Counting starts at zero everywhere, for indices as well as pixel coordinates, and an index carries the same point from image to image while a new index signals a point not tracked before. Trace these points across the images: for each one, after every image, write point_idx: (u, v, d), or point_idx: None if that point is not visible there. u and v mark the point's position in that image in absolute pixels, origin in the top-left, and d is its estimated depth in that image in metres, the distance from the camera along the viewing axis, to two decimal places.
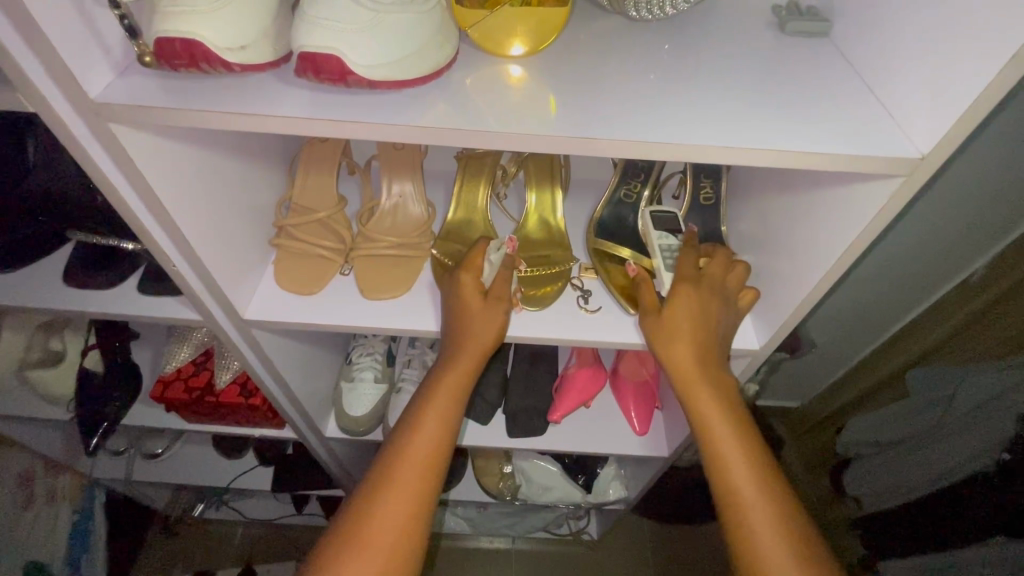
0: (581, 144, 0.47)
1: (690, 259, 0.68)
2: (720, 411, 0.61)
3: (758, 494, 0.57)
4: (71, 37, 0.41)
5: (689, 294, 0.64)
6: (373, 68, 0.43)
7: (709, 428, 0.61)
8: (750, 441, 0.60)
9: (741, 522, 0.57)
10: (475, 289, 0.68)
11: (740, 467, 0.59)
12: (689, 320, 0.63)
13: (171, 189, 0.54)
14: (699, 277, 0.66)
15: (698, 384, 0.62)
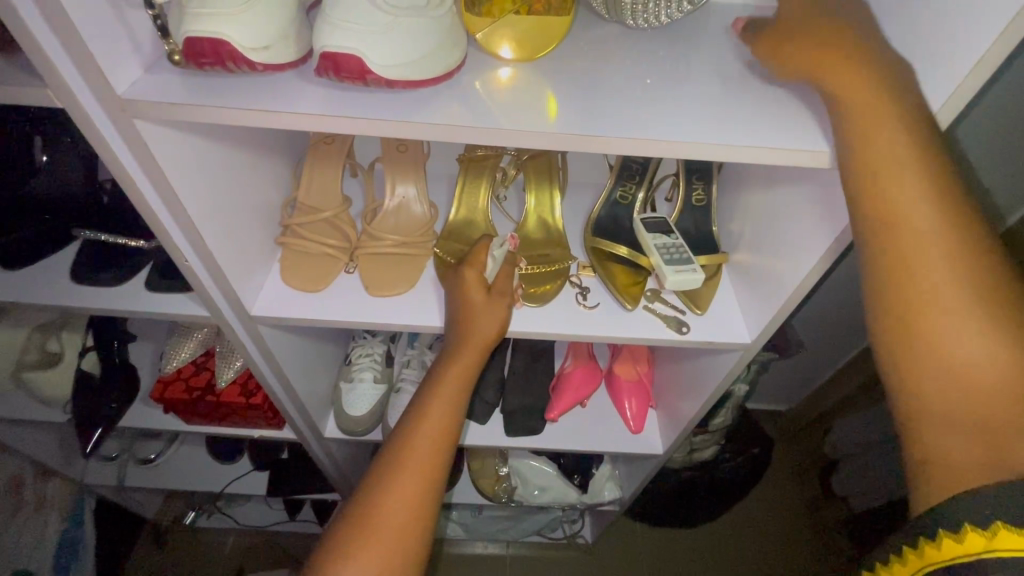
0: (584, 142, 0.50)
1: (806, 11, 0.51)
2: (936, 248, 0.46)
3: (959, 295, 0.45)
4: (103, 37, 0.43)
5: (861, 80, 0.47)
6: (390, 67, 0.45)
7: (900, 217, 0.47)
8: (959, 224, 0.46)
9: (929, 330, 0.46)
10: (480, 283, 0.70)
11: (938, 259, 0.46)
12: (889, 130, 0.46)
13: (187, 184, 0.55)
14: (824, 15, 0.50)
15: (892, 164, 0.46)
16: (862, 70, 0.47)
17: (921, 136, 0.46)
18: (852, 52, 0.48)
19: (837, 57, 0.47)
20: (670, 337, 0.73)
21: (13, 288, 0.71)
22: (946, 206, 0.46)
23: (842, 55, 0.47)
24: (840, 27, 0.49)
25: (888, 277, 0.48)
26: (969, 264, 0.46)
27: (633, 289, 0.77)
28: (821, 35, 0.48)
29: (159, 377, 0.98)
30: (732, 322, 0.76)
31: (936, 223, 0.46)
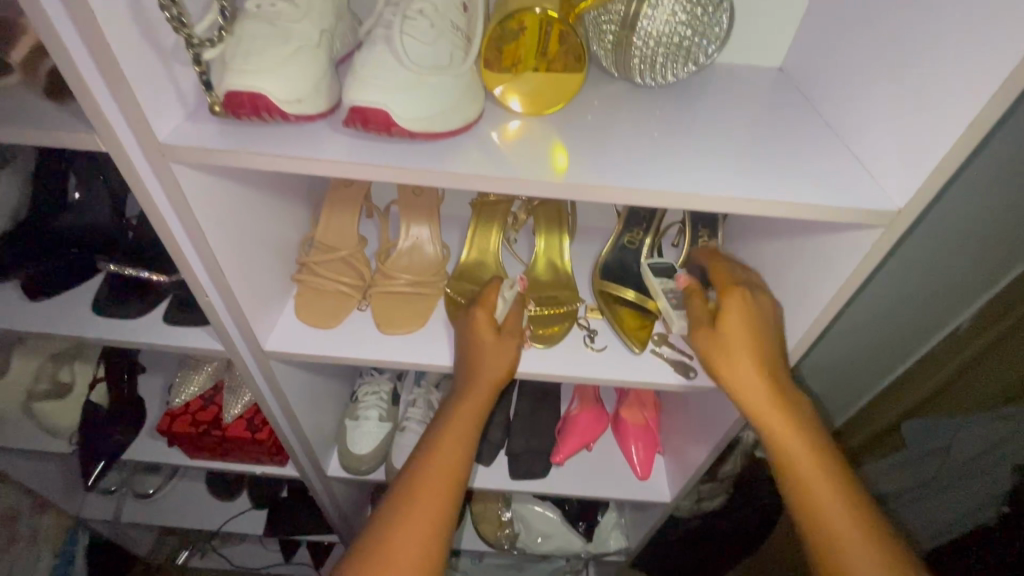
0: (594, 192, 0.52)
1: (739, 304, 0.66)
2: (832, 498, 0.59)
3: (853, 532, 0.58)
4: (148, 87, 0.47)
5: (743, 351, 0.64)
6: (413, 120, 0.48)
7: (797, 468, 0.61)
8: (837, 470, 0.61)
9: (839, 566, 0.57)
10: (489, 324, 0.72)
11: (833, 505, 0.59)
12: (782, 426, 0.62)
13: (213, 223, 0.58)
14: (749, 317, 0.66)
15: (783, 429, 0.62)
16: (741, 358, 0.64)
17: (795, 410, 0.63)
18: (753, 361, 0.64)
19: (742, 365, 0.64)
20: (677, 381, 0.74)
21: (36, 319, 0.73)
22: (829, 458, 0.62)
23: (744, 365, 0.64)
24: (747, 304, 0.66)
25: (804, 518, 0.60)
26: (861, 520, 0.58)
27: (641, 332, 0.78)
28: (727, 304, 0.67)
29: (166, 409, 0.99)
30: None
31: (827, 480, 0.60)
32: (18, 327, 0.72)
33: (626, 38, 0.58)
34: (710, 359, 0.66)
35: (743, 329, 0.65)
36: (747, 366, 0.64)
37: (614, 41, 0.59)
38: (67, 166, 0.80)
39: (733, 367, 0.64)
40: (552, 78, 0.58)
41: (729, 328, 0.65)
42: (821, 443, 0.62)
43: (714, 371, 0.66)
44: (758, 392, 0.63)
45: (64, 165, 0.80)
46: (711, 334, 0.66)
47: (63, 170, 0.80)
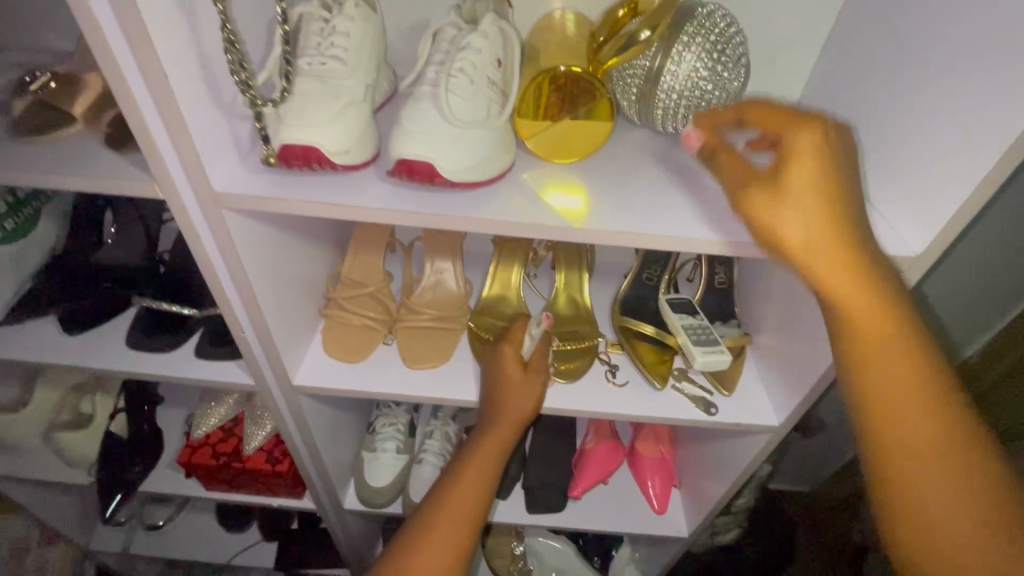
0: (623, 238, 0.55)
1: (813, 147, 0.46)
2: (917, 416, 0.48)
3: (935, 450, 0.48)
4: (206, 140, 0.50)
5: (810, 199, 0.46)
6: (455, 172, 0.51)
7: (875, 373, 0.49)
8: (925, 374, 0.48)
9: (907, 489, 0.49)
10: (515, 361, 0.73)
11: (915, 419, 0.49)
12: (869, 330, 0.48)
13: (255, 264, 0.60)
14: (822, 169, 0.46)
15: (864, 329, 0.48)
16: (802, 215, 0.46)
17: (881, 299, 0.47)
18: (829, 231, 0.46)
19: (819, 246, 0.46)
20: (699, 417, 0.76)
21: (70, 353, 0.75)
22: (919, 365, 0.48)
23: (822, 244, 0.46)
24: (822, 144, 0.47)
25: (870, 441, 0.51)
26: (955, 451, 0.48)
27: (661, 367, 0.80)
28: (795, 143, 0.47)
29: (187, 440, 1.00)
30: (758, 403, 0.78)
31: (911, 390, 0.48)
32: (52, 362, 0.74)
33: (648, 93, 0.60)
34: (751, 219, 0.48)
35: (814, 191, 0.46)
36: (827, 239, 0.46)
37: (636, 96, 0.62)
38: (105, 205, 0.86)
39: (796, 225, 0.46)
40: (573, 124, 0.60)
41: (799, 179, 0.46)
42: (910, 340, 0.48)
43: (774, 235, 0.47)
44: (842, 283, 0.47)
45: (103, 204, 0.86)
46: (771, 192, 0.47)
47: (101, 208, 0.86)
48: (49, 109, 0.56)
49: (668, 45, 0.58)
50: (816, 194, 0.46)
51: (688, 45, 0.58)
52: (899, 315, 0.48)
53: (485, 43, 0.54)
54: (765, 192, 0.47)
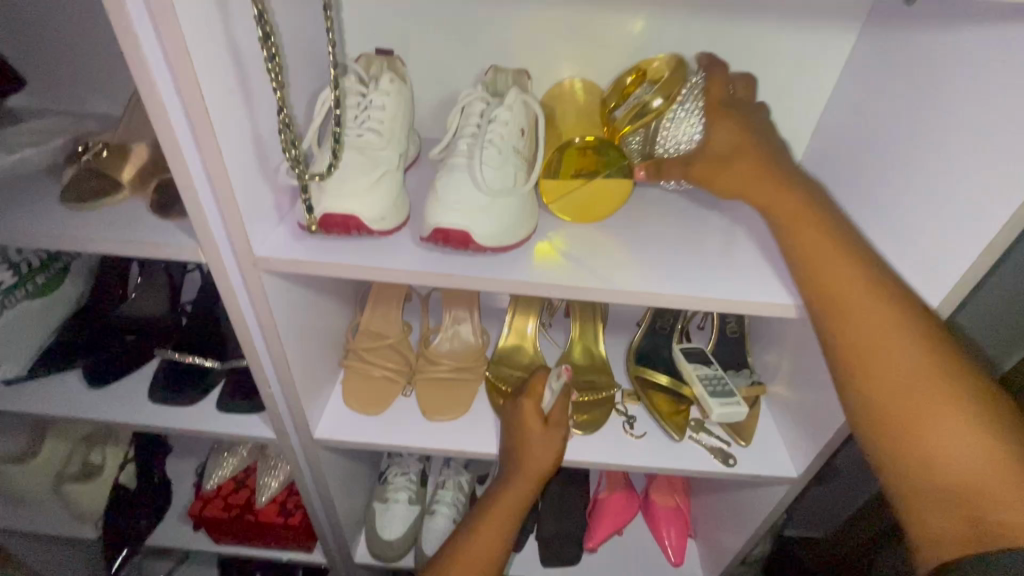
0: (647, 297, 0.57)
1: (733, 107, 0.59)
2: (872, 309, 0.51)
3: (893, 338, 0.50)
4: (252, 208, 0.53)
5: (734, 143, 0.57)
6: (488, 237, 0.53)
7: (826, 278, 0.52)
8: (872, 272, 0.52)
9: (877, 380, 0.50)
10: (535, 415, 0.74)
11: (872, 314, 0.50)
12: (808, 242, 0.53)
13: (286, 321, 0.62)
14: (740, 125, 0.57)
15: (805, 236, 0.53)
16: (729, 159, 0.56)
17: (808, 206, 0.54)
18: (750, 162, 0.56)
19: (746, 170, 0.55)
20: (717, 469, 0.76)
21: (92, 407, 0.76)
22: (864, 268, 0.52)
23: (748, 168, 0.55)
24: (731, 108, 0.59)
25: (839, 345, 0.52)
26: (914, 338, 0.49)
27: (679, 418, 0.80)
28: (709, 100, 0.60)
29: (198, 492, 0.99)
30: (777, 456, 0.78)
31: (861, 286, 0.51)
32: (74, 416, 0.75)
33: (649, 144, 0.64)
34: (701, 176, 0.57)
35: (736, 137, 0.57)
36: (750, 164, 0.55)
37: (641, 148, 0.65)
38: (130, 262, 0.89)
39: (729, 171, 0.56)
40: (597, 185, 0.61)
41: (722, 129, 0.57)
42: (849, 244, 0.53)
43: (709, 167, 0.57)
44: (771, 200, 0.54)
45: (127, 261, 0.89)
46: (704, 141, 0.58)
47: (127, 265, 0.89)
48: (96, 176, 0.59)
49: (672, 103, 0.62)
50: (741, 140, 0.57)
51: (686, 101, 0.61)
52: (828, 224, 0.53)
53: (514, 116, 0.58)
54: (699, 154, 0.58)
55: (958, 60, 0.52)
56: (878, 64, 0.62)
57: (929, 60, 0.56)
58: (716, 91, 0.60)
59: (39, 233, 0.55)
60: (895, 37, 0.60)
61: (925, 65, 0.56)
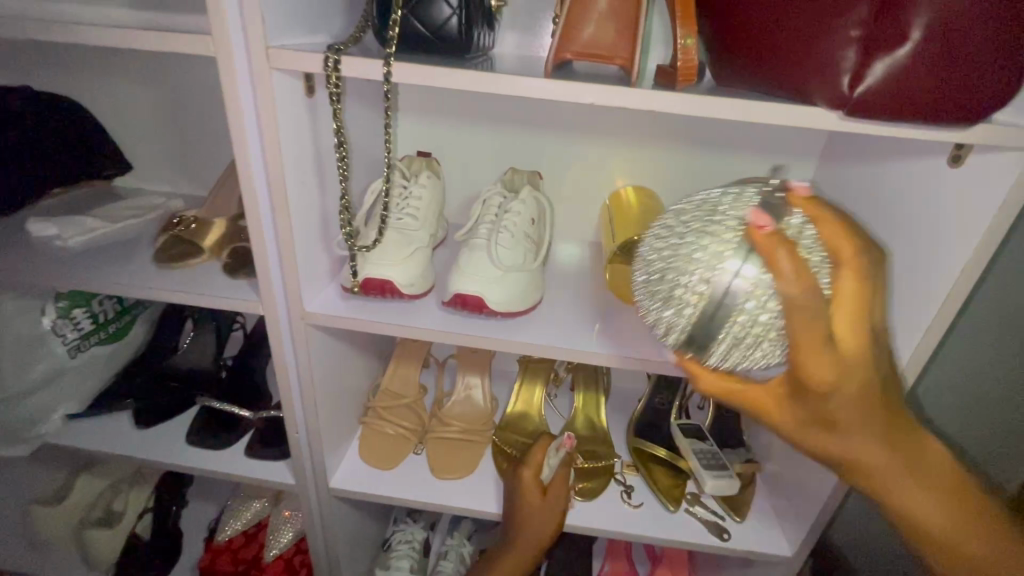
0: (636, 363, 0.65)
1: (859, 334, 0.33)
2: (972, 542, 0.41)
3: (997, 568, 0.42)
4: (311, 272, 0.65)
5: (827, 408, 0.35)
6: (501, 303, 0.64)
7: (918, 519, 0.41)
8: (961, 493, 0.41)
9: None
10: (534, 489, 0.77)
11: (973, 546, 0.41)
12: (924, 516, 0.40)
13: (320, 370, 0.71)
14: (846, 378, 0.33)
15: (897, 488, 0.39)
16: (812, 424, 0.36)
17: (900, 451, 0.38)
18: (874, 434, 0.37)
19: (878, 454, 0.37)
20: (712, 543, 0.79)
21: (136, 446, 0.84)
22: (955, 495, 0.41)
23: (879, 450, 0.37)
24: (839, 349, 0.33)
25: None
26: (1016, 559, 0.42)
27: (675, 490, 0.84)
28: (802, 353, 0.32)
29: (208, 545, 1.01)
30: (772, 533, 0.80)
31: (950, 519, 0.41)
32: (120, 452, 0.83)
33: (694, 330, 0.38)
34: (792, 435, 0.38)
35: (864, 405, 0.35)
36: (875, 445, 0.37)
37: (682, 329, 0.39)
38: (184, 312, 0.98)
39: (838, 443, 0.37)
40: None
41: (849, 403, 0.35)
42: (940, 471, 0.40)
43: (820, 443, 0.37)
44: (895, 471, 0.38)
45: (182, 310, 0.98)
46: (803, 398, 0.36)
47: (181, 314, 0.98)
48: (183, 243, 0.72)
49: (720, 266, 0.36)
50: (856, 400, 0.34)
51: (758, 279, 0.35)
52: (919, 461, 0.39)
53: (526, 208, 0.70)
54: (781, 407, 0.37)
55: (889, 175, 0.63)
56: (837, 176, 0.74)
57: (872, 173, 0.67)
58: (809, 341, 0.32)
59: (135, 288, 0.67)
60: (847, 153, 0.72)
61: (868, 178, 0.67)
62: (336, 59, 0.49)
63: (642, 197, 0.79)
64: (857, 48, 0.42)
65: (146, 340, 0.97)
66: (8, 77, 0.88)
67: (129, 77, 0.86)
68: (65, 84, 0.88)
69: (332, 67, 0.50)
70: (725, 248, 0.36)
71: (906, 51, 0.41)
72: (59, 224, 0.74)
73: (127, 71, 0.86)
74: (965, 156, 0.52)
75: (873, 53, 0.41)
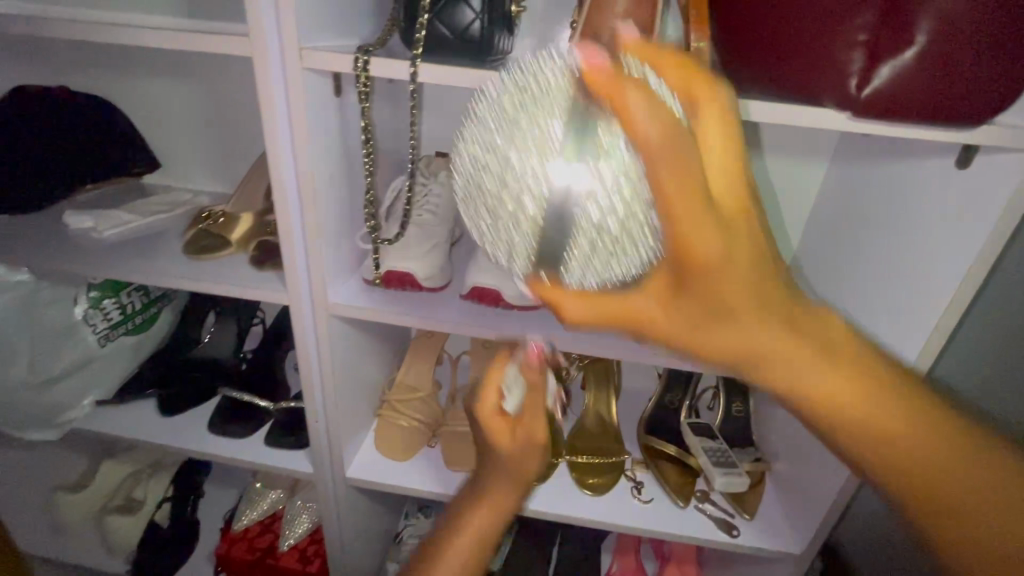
0: (646, 357, 0.67)
1: (730, 193, 0.28)
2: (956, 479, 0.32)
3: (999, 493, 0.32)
4: (335, 265, 0.67)
5: (718, 290, 0.28)
6: (518, 296, 0.66)
7: (875, 455, 0.32)
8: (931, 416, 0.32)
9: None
10: (504, 423, 0.49)
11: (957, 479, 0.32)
12: (884, 448, 0.32)
13: (341, 361, 0.74)
14: (724, 241, 0.27)
15: (839, 408, 0.31)
16: (703, 313, 0.28)
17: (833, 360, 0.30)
18: (770, 331, 0.29)
19: (793, 361, 0.30)
20: (721, 539, 0.80)
21: (161, 432, 0.87)
22: (922, 415, 0.32)
23: (799, 368, 0.30)
24: (714, 204, 0.26)
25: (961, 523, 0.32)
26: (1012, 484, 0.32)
27: (685, 486, 0.85)
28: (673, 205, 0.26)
29: (225, 533, 1.04)
30: (780, 531, 0.81)
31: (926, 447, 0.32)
32: (145, 438, 0.86)
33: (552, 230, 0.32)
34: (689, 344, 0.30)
35: (754, 280, 0.28)
36: (784, 340, 0.29)
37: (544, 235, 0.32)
38: (205, 305, 1.00)
39: (744, 342, 0.29)
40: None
41: (721, 291, 0.28)
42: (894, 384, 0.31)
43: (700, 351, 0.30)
44: (859, 404, 0.31)
45: (203, 302, 1.00)
46: (674, 286, 0.28)
47: (202, 306, 1.00)
48: (211, 236, 0.75)
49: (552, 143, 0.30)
50: (745, 272, 0.28)
51: (605, 155, 0.29)
52: (864, 370, 0.31)
53: None
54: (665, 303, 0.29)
55: (897, 176, 0.65)
56: (848, 178, 0.75)
57: (881, 175, 0.68)
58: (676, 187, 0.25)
59: (167, 277, 0.70)
60: (858, 156, 0.73)
61: (878, 179, 0.69)
62: (366, 60, 0.52)
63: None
64: (864, 52, 0.44)
65: (170, 330, 1.00)
66: (48, 76, 0.92)
67: (163, 77, 0.90)
68: (102, 84, 0.92)
69: (362, 68, 0.52)
70: (556, 110, 0.30)
71: (910, 54, 0.43)
72: (95, 218, 0.79)
73: (161, 71, 0.89)
74: (974, 156, 0.54)
75: (878, 57, 0.44)
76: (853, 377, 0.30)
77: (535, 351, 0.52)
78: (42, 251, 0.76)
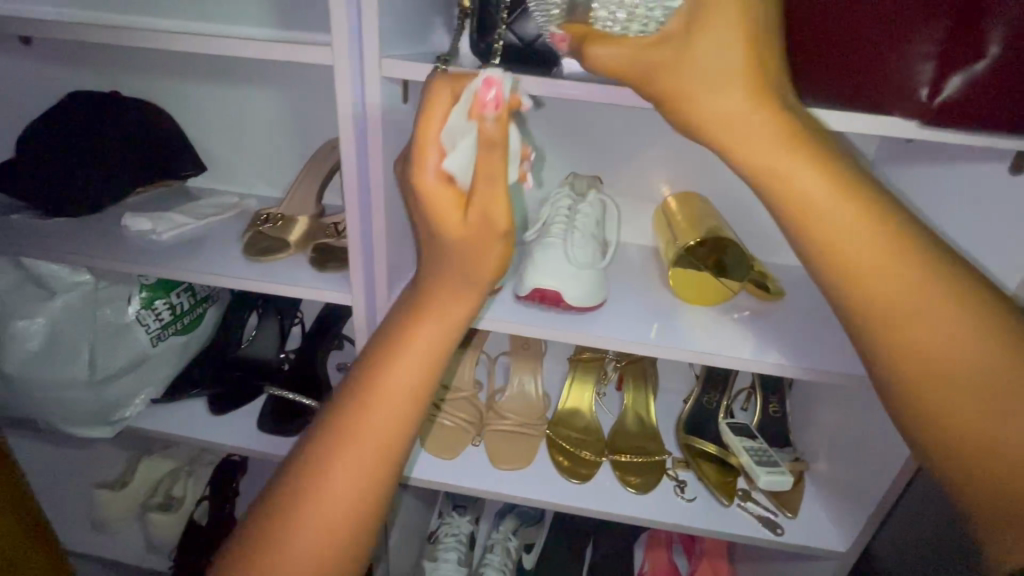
0: (701, 358, 0.69)
1: None
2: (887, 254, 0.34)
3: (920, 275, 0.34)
4: (397, 265, 0.70)
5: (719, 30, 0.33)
6: (577, 298, 0.68)
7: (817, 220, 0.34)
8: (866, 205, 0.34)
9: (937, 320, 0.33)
10: (453, 206, 0.36)
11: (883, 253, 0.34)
12: (844, 231, 0.34)
13: None
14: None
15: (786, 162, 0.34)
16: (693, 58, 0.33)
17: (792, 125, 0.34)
18: (751, 98, 0.34)
19: (765, 123, 0.34)
20: (766, 537, 0.81)
21: (213, 431, 0.89)
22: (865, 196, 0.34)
23: (765, 130, 0.34)
24: None
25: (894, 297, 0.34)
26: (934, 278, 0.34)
27: (728, 485, 0.87)
28: None
29: None
30: (821, 529, 0.83)
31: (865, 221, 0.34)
32: (198, 436, 0.88)
33: None
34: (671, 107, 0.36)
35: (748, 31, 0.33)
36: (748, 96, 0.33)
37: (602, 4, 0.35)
38: (246, 305, 1.02)
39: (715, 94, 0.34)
40: (717, 278, 0.77)
41: (711, 46, 0.33)
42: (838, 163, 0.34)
43: (671, 107, 0.36)
44: (821, 197, 0.34)
45: (245, 302, 1.03)
46: (662, 46, 0.34)
47: (245, 307, 1.02)
48: (269, 238, 0.77)
49: None
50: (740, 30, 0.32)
51: None
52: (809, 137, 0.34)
53: (593, 210, 0.75)
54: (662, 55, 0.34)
55: (945, 182, 0.66)
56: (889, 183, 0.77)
57: (928, 181, 0.70)
58: None
59: (231, 279, 0.72)
60: (901, 161, 0.75)
61: (923, 184, 0.70)
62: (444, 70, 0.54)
63: (687, 202, 0.83)
64: (935, 63, 0.46)
65: (214, 329, 1.01)
66: (88, 79, 0.91)
67: (208, 80, 0.90)
68: (145, 87, 0.92)
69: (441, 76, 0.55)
70: None
71: (982, 66, 0.45)
72: (152, 220, 0.82)
73: (206, 74, 0.90)
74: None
75: (949, 68, 0.46)
76: (828, 160, 0.34)
77: (495, 90, 0.34)
78: (102, 251, 0.78)
